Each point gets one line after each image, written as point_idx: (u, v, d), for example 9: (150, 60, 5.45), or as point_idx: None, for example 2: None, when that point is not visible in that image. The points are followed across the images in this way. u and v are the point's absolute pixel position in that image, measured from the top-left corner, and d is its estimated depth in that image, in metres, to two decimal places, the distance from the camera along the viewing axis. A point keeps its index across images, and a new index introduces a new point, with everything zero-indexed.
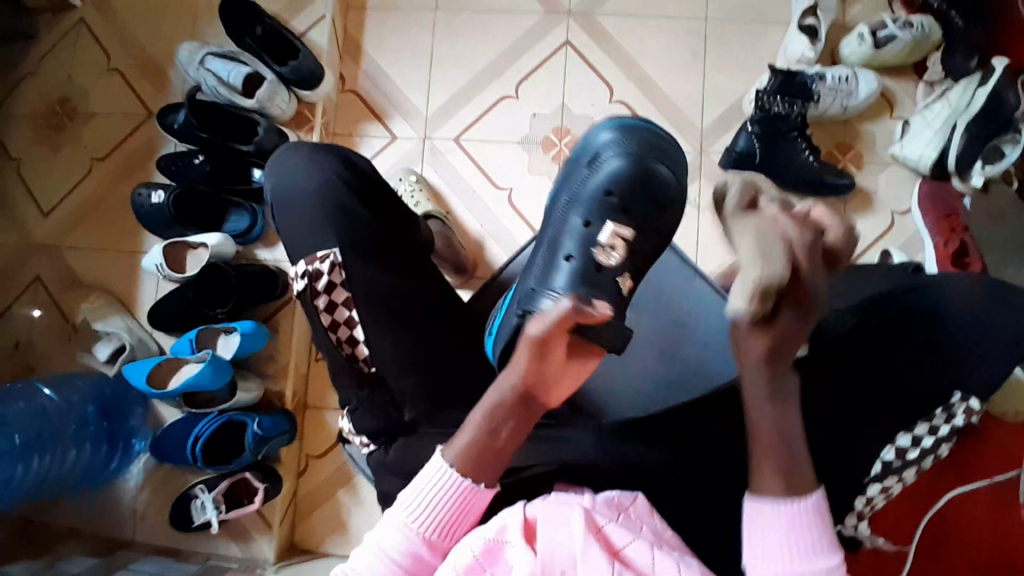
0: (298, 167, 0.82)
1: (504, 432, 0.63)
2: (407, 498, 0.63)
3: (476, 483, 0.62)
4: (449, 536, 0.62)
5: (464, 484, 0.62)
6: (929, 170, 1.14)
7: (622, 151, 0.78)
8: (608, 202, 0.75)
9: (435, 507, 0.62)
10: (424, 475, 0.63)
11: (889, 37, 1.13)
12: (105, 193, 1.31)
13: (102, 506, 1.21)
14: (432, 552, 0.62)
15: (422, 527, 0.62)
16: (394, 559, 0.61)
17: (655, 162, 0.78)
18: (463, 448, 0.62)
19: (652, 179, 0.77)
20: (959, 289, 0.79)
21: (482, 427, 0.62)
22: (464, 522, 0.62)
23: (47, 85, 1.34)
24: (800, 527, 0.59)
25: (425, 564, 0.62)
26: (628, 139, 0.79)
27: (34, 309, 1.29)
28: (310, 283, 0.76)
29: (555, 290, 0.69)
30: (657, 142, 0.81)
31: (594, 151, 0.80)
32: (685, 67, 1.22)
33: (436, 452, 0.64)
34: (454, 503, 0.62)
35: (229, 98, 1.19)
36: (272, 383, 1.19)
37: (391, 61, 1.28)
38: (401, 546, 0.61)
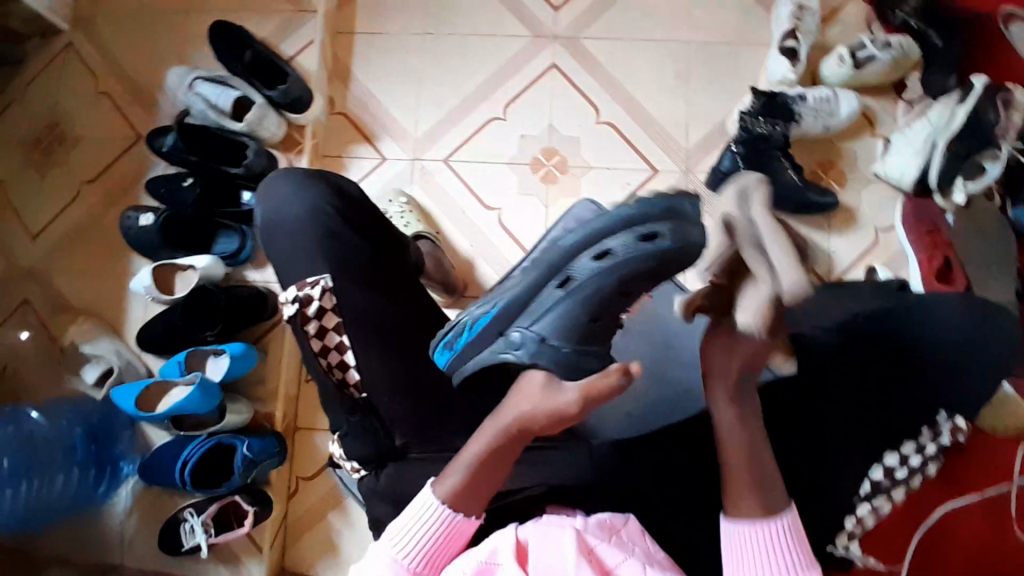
0: (285, 193, 0.83)
1: (489, 462, 0.64)
2: (393, 533, 0.64)
3: (466, 515, 0.64)
4: (435, 565, 0.64)
5: (451, 518, 0.64)
6: (912, 187, 1.16)
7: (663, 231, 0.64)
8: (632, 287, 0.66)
9: (423, 540, 0.63)
10: (410, 508, 0.65)
11: (868, 57, 1.17)
12: (95, 216, 1.31)
13: (85, 536, 1.18)
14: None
15: (407, 558, 0.63)
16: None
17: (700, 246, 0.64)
18: (456, 484, 0.64)
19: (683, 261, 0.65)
20: (938, 305, 0.81)
21: (475, 467, 0.64)
22: (448, 550, 0.64)
23: (36, 109, 1.35)
24: (778, 544, 0.63)
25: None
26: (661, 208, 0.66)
27: (21, 333, 1.28)
28: (301, 308, 0.76)
29: (550, 337, 0.67)
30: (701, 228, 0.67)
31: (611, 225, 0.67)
32: (671, 89, 1.24)
33: (427, 484, 0.66)
34: (441, 533, 0.63)
35: (219, 122, 1.20)
36: (262, 405, 1.19)
37: (381, 83, 1.30)
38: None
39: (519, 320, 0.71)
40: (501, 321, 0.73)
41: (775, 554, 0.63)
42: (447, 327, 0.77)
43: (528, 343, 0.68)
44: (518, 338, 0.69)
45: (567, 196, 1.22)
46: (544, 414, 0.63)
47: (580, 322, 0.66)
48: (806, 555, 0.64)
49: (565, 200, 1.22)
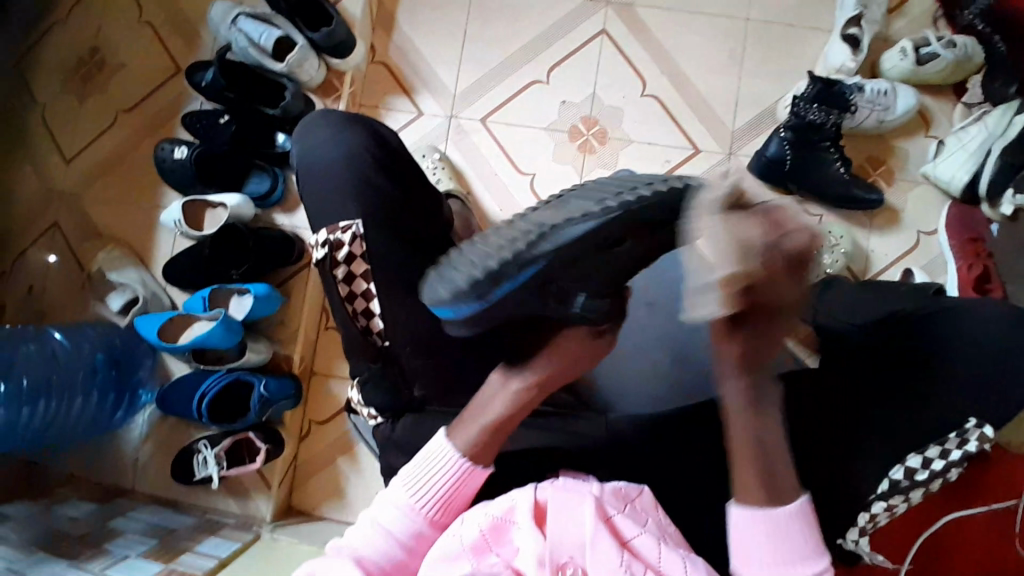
0: (324, 136, 0.82)
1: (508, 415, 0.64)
2: (409, 477, 0.64)
3: (479, 464, 0.64)
4: (449, 512, 0.64)
5: (466, 467, 0.64)
6: (960, 192, 1.11)
7: None
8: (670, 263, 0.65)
9: (438, 486, 0.63)
10: (424, 452, 0.65)
11: (932, 54, 1.11)
12: (129, 146, 1.31)
13: (104, 455, 1.23)
14: (432, 528, 0.64)
15: (421, 504, 0.63)
16: (397, 536, 0.62)
17: None
18: (481, 431, 0.64)
19: None
20: (979, 314, 0.78)
21: (497, 425, 0.64)
22: (460, 498, 0.64)
23: (77, 33, 1.34)
24: (785, 532, 0.58)
25: (426, 539, 0.63)
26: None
27: (50, 255, 1.29)
28: (331, 252, 0.77)
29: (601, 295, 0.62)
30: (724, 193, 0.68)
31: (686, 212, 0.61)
32: (722, 68, 1.20)
33: (443, 435, 0.65)
34: (456, 482, 0.63)
35: (260, 61, 1.18)
36: (281, 347, 1.20)
37: (424, 36, 1.27)
38: (403, 523, 0.63)
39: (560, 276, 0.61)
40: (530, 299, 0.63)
41: (782, 543, 0.58)
42: (458, 290, 0.63)
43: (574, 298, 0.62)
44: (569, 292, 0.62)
45: (603, 169, 1.20)
46: (580, 359, 0.66)
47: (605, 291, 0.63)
48: (816, 544, 0.59)
49: (600, 172, 1.20)
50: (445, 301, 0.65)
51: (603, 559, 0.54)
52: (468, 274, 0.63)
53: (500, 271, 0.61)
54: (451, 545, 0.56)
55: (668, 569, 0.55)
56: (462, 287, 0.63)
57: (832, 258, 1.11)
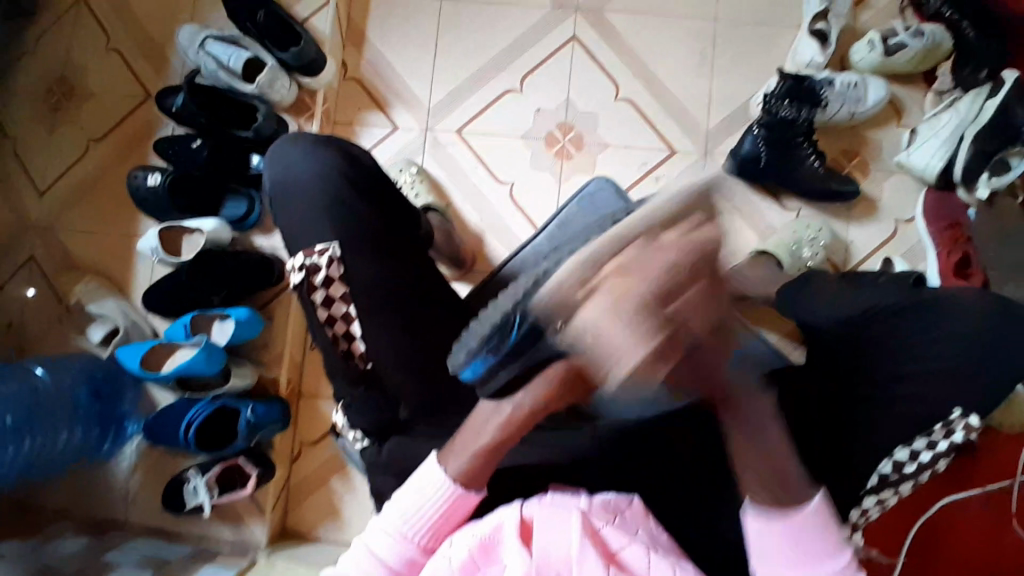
0: (295, 158, 0.81)
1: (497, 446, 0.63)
2: (399, 504, 0.63)
3: (470, 489, 0.63)
4: (440, 537, 0.63)
5: (455, 493, 0.63)
6: (935, 179, 1.12)
7: None
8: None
9: (427, 512, 0.63)
10: (416, 478, 0.64)
11: (900, 44, 1.13)
12: (103, 174, 1.29)
13: (89, 491, 1.20)
14: (423, 553, 0.63)
15: (411, 531, 0.62)
16: (389, 563, 0.62)
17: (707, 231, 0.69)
18: (475, 458, 0.63)
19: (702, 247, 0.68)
20: (957, 303, 0.79)
21: (487, 451, 0.63)
22: (450, 523, 0.63)
23: (45, 63, 1.33)
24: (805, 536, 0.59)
25: (417, 564, 0.63)
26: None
27: (28, 289, 1.27)
28: (308, 277, 0.75)
29: None
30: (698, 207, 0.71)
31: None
32: (694, 67, 1.20)
33: (433, 461, 0.64)
34: (445, 508, 0.63)
35: (229, 83, 1.18)
36: (266, 370, 1.18)
37: (396, 50, 1.27)
38: (395, 551, 0.62)
39: None
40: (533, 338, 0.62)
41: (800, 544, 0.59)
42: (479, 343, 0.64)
43: None
44: None
45: (581, 174, 1.20)
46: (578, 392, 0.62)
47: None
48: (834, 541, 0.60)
49: (579, 177, 1.20)
50: (468, 361, 0.66)
51: None
52: (484, 329, 0.63)
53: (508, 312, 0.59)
54: (441, 566, 0.57)
55: None
56: (481, 338, 0.63)
57: (813, 250, 1.11)
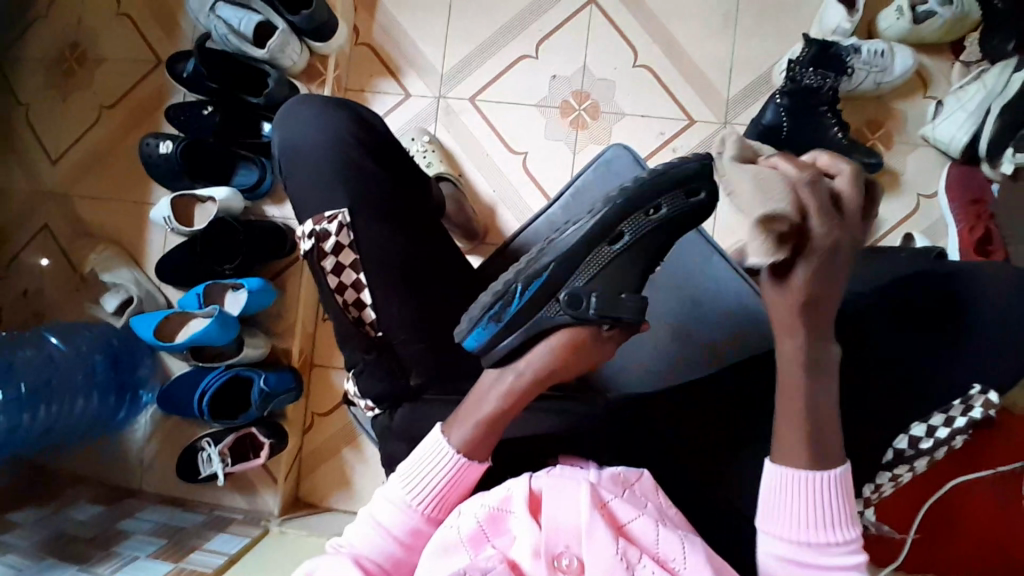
0: (308, 121, 0.79)
1: (500, 419, 0.63)
2: (404, 473, 0.63)
3: (475, 460, 0.63)
4: (445, 508, 0.63)
5: (459, 462, 0.63)
6: (960, 153, 1.09)
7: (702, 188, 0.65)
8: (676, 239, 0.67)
9: (433, 480, 0.62)
10: (422, 449, 0.64)
11: (928, 12, 1.07)
12: (114, 142, 1.28)
13: (109, 456, 1.23)
14: (429, 524, 0.62)
15: (417, 501, 0.62)
16: (395, 533, 0.61)
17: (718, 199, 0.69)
18: (474, 430, 0.63)
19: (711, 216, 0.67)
20: (982, 277, 0.77)
21: (489, 422, 0.63)
22: (456, 493, 0.63)
23: (55, 29, 1.31)
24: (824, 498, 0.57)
25: (422, 535, 0.62)
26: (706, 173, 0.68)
27: (42, 259, 1.28)
28: (318, 244, 0.75)
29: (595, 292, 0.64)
30: None
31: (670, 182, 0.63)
32: (715, 34, 1.17)
33: (437, 431, 0.65)
34: (451, 477, 0.62)
35: (240, 48, 1.15)
36: (279, 340, 1.19)
37: (409, 15, 1.24)
38: (400, 520, 0.62)
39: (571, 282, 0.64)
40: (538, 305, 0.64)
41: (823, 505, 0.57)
42: (478, 309, 0.66)
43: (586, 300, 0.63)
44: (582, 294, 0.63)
45: (596, 144, 1.18)
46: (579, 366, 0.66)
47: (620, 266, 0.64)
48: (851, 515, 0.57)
49: (594, 148, 1.17)
50: (470, 328, 0.66)
51: (598, 547, 0.54)
52: (487, 295, 0.66)
53: (515, 278, 0.64)
54: (450, 535, 0.57)
55: (673, 550, 0.55)
56: (484, 305, 0.65)
57: None
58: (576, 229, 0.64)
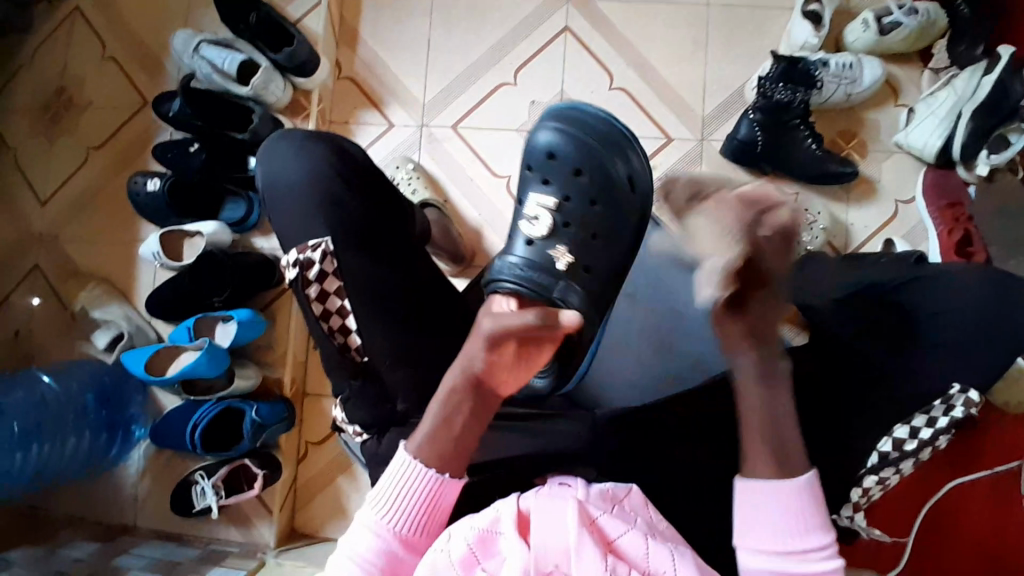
0: (288, 156, 0.81)
1: (466, 422, 0.61)
2: (378, 499, 0.63)
3: (444, 474, 0.62)
4: (423, 534, 0.63)
5: (431, 482, 0.62)
6: (934, 158, 1.12)
7: (560, 145, 0.77)
8: (553, 164, 0.76)
9: (407, 507, 0.62)
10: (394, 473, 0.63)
11: (893, 23, 1.12)
12: (102, 181, 1.30)
13: (101, 495, 1.22)
14: (407, 549, 0.62)
15: (395, 523, 0.62)
16: (373, 560, 0.61)
17: (617, 156, 0.77)
18: (425, 438, 0.62)
19: (602, 171, 0.76)
20: (957, 280, 0.78)
21: (444, 421, 0.61)
22: (434, 519, 0.63)
23: (42, 75, 1.33)
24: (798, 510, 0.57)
25: (401, 561, 0.62)
26: (590, 132, 0.77)
27: (33, 298, 1.29)
28: (302, 272, 0.75)
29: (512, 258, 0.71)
30: (603, 124, 0.78)
31: (538, 140, 0.78)
32: (688, 55, 1.20)
33: (400, 447, 0.63)
34: (424, 504, 0.62)
35: (226, 86, 1.18)
36: (270, 370, 1.19)
37: (389, 48, 1.27)
38: (374, 544, 0.61)
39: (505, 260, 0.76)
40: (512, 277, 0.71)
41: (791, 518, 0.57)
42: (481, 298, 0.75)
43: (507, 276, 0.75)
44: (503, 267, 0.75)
45: None
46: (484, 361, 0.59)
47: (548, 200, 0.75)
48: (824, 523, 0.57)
49: None
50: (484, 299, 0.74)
51: (589, 565, 0.53)
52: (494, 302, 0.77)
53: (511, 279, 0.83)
54: (439, 559, 0.57)
55: (661, 565, 0.55)
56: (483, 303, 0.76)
57: (811, 234, 1.11)
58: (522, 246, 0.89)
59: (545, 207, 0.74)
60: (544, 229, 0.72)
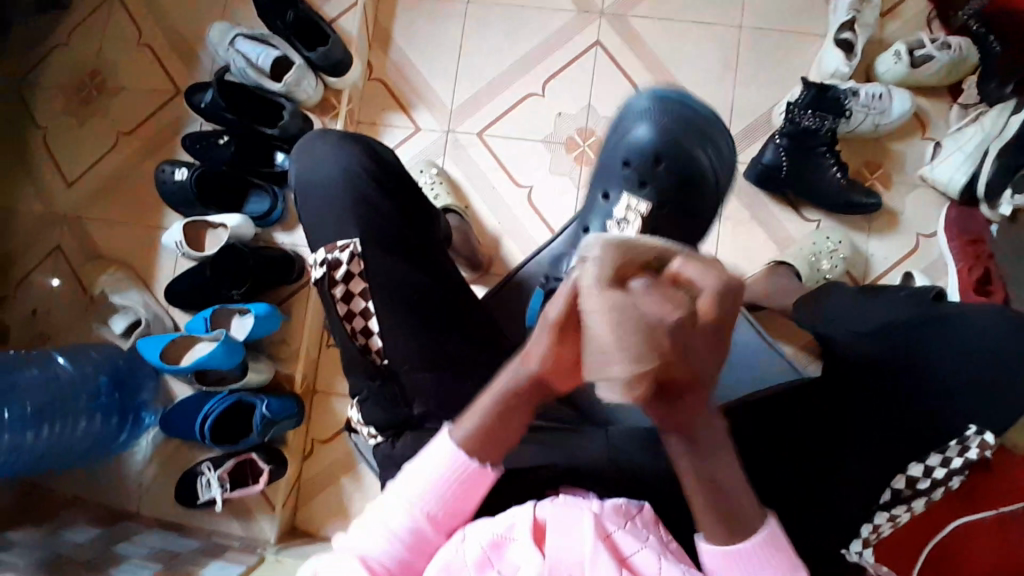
0: (319, 156, 0.82)
1: (519, 421, 0.61)
2: (417, 476, 0.62)
3: (482, 463, 0.61)
4: (457, 516, 0.62)
5: (467, 463, 0.61)
6: (958, 194, 1.11)
7: (663, 158, 0.89)
8: (627, 169, 0.90)
9: (442, 488, 0.61)
10: (432, 449, 0.62)
11: (926, 56, 1.12)
12: (129, 168, 1.32)
13: (108, 478, 1.23)
14: (437, 529, 0.61)
15: (428, 500, 0.61)
16: (402, 537, 0.60)
17: (698, 149, 0.89)
18: (473, 430, 0.61)
19: (690, 177, 0.89)
20: (981, 320, 0.77)
21: (496, 415, 0.61)
22: (474, 498, 0.62)
23: (78, 60, 1.36)
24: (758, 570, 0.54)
25: (429, 540, 0.61)
26: (682, 116, 0.91)
27: (53, 279, 1.30)
28: (329, 272, 0.77)
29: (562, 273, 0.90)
30: (711, 129, 0.92)
31: (637, 136, 0.91)
32: (718, 76, 1.20)
33: (446, 427, 0.63)
34: (462, 483, 0.61)
35: (258, 82, 1.20)
36: (283, 365, 1.20)
37: (420, 53, 1.28)
38: (405, 520, 0.61)
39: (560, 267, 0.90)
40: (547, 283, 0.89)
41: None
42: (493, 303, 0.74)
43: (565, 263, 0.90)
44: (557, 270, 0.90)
45: None
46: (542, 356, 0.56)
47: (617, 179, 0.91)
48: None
49: None
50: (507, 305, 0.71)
51: None
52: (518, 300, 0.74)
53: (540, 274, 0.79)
54: (453, 558, 0.58)
55: None
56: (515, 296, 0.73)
57: (832, 262, 1.10)
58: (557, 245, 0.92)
59: (633, 210, 0.88)
60: (632, 229, 0.87)
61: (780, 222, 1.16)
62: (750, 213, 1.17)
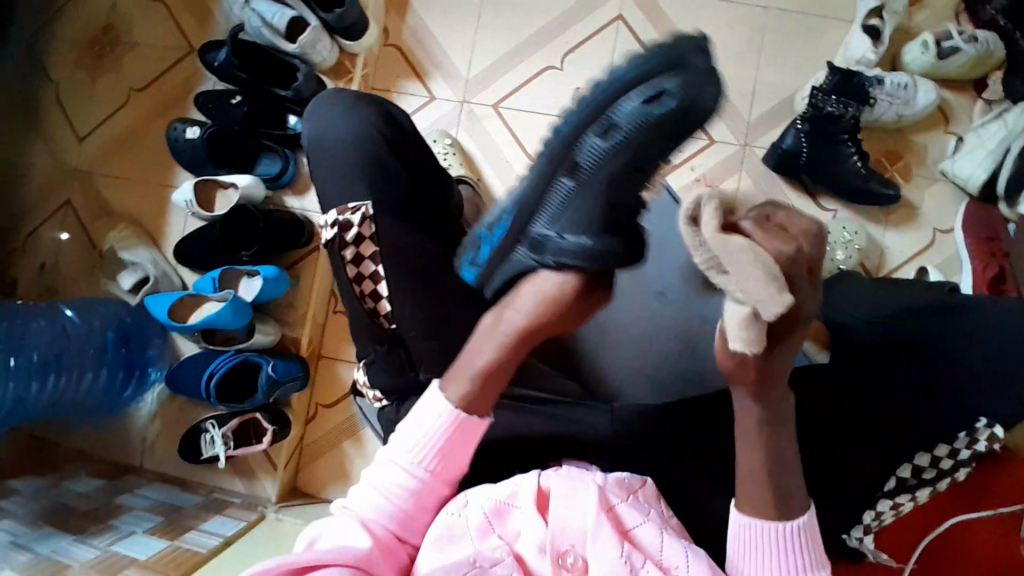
0: (336, 117, 0.81)
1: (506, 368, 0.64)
2: (408, 437, 0.63)
3: (477, 415, 0.63)
4: (453, 467, 0.63)
5: (463, 418, 0.62)
6: (977, 190, 1.09)
7: (664, 98, 0.65)
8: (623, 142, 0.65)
9: (436, 442, 0.62)
10: (420, 409, 0.63)
11: (953, 49, 1.09)
12: (140, 124, 1.31)
13: (113, 432, 1.24)
14: (435, 483, 0.62)
15: (423, 460, 0.62)
16: (399, 495, 0.62)
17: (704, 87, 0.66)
18: (466, 387, 0.63)
19: (688, 116, 0.66)
20: (995, 318, 0.76)
21: (485, 374, 0.63)
22: (463, 448, 0.63)
23: (93, 12, 1.34)
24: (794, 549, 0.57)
25: (429, 493, 0.62)
26: (652, 130, 0.65)
27: (61, 233, 1.30)
28: (340, 233, 0.76)
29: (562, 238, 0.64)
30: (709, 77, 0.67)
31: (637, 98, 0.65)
32: (741, 57, 1.18)
33: (434, 389, 0.64)
34: (453, 433, 0.62)
35: (271, 41, 1.17)
36: (289, 330, 1.20)
37: (439, 20, 1.26)
38: (402, 480, 0.62)
39: (539, 220, 0.67)
40: (521, 226, 0.68)
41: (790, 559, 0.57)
42: (469, 244, 0.74)
43: (547, 247, 0.65)
44: (545, 237, 0.65)
45: None
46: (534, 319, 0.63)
47: (597, 208, 0.65)
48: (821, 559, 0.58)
49: None
50: (467, 265, 0.74)
51: (604, 548, 0.55)
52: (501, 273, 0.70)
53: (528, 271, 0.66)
54: (454, 523, 0.59)
55: (673, 560, 0.56)
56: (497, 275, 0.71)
57: (846, 253, 1.10)
58: (559, 204, 0.67)
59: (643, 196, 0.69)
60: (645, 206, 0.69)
61: (796, 208, 1.15)
62: (765, 199, 1.16)
